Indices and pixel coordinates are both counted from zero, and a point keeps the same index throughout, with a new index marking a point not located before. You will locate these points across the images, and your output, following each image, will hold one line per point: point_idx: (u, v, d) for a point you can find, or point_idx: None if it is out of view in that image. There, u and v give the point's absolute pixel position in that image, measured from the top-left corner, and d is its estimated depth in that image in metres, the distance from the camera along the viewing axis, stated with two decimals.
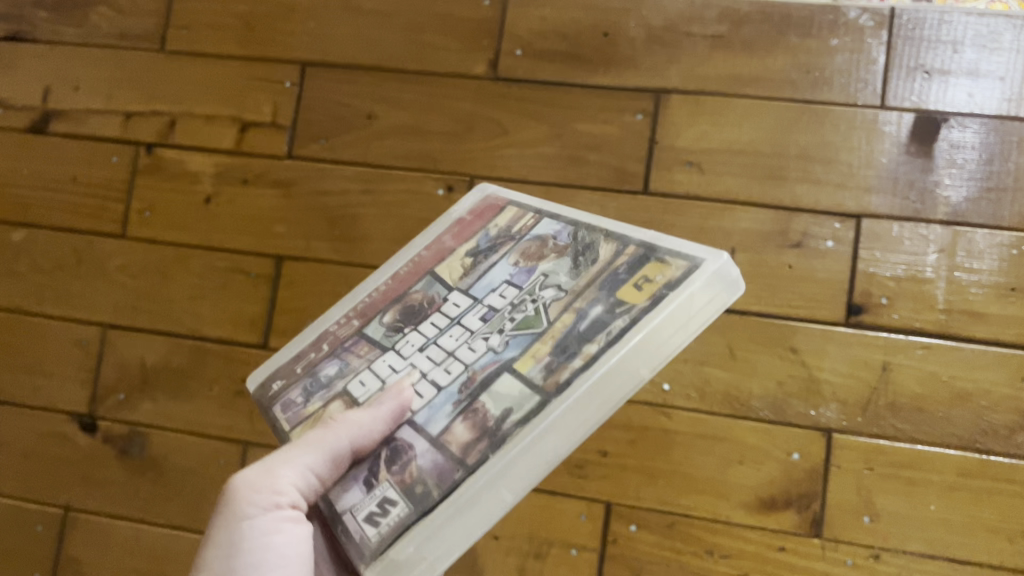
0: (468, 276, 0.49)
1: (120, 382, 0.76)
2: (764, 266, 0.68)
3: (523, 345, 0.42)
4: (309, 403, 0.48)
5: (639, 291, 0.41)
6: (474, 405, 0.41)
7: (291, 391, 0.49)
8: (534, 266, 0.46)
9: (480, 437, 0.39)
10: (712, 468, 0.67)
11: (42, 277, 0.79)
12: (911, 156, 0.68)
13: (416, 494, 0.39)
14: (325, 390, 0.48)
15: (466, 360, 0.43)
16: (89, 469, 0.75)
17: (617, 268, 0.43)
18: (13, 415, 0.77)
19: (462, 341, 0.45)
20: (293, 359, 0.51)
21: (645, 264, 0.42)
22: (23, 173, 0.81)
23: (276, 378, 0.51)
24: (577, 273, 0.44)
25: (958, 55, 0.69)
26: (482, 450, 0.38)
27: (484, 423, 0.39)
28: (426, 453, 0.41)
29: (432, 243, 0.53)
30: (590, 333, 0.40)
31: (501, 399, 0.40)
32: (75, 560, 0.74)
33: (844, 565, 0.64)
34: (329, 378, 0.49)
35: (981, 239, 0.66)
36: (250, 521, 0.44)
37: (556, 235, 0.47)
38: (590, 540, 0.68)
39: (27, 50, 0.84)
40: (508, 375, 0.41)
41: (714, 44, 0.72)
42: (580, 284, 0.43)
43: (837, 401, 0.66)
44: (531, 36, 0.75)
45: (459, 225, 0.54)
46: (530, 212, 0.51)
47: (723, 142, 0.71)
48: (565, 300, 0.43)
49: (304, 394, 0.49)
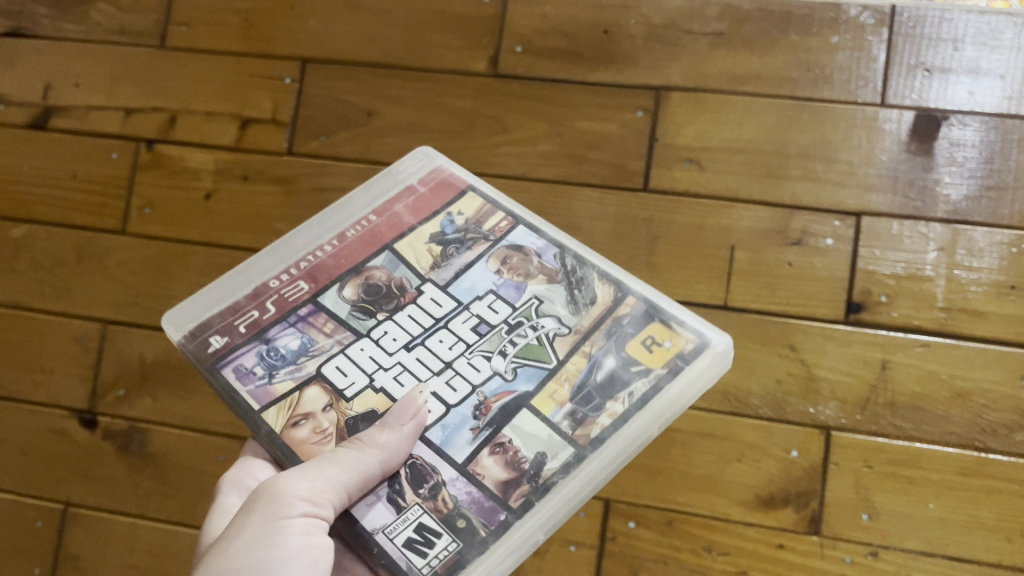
0: (440, 268, 0.49)
1: (120, 378, 0.76)
2: (763, 265, 0.68)
3: (536, 380, 0.44)
4: (274, 377, 0.45)
5: (650, 354, 0.44)
6: (500, 439, 0.42)
7: (244, 358, 0.45)
8: (522, 283, 0.48)
9: (520, 478, 0.41)
10: (711, 466, 0.67)
11: (42, 273, 0.79)
12: (911, 154, 0.68)
13: (461, 527, 0.39)
14: (292, 368, 0.45)
15: (471, 379, 0.44)
16: (89, 465, 0.76)
17: (620, 317, 0.46)
18: (12, 411, 0.78)
19: (460, 352, 0.45)
20: (231, 313, 0.47)
21: (649, 324, 0.45)
22: (23, 169, 0.81)
23: (211, 331, 0.47)
24: (577, 311, 0.47)
25: (959, 53, 0.69)
26: (526, 494, 0.40)
27: (518, 463, 0.41)
28: (457, 482, 0.41)
29: (381, 209, 0.52)
30: (607, 389, 0.43)
31: (532, 440, 0.42)
32: (75, 555, 0.75)
33: (842, 563, 0.64)
34: (291, 352, 0.46)
35: (981, 237, 0.66)
36: (288, 521, 0.40)
37: (541, 252, 0.49)
38: (588, 537, 0.68)
39: (27, 46, 0.84)
40: (529, 413, 0.43)
41: (714, 41, 0.72)
42: (584, 324, 0.46)
43: (836, 399, 0.66)
44: (532, 34, 0.75)
45: (414, 196, 0.53)
46: (502, 212, 0.52)
47: (723, 140, 0.71)
48: (570, 339, 0.45)
49: (261, 364, 0.45)
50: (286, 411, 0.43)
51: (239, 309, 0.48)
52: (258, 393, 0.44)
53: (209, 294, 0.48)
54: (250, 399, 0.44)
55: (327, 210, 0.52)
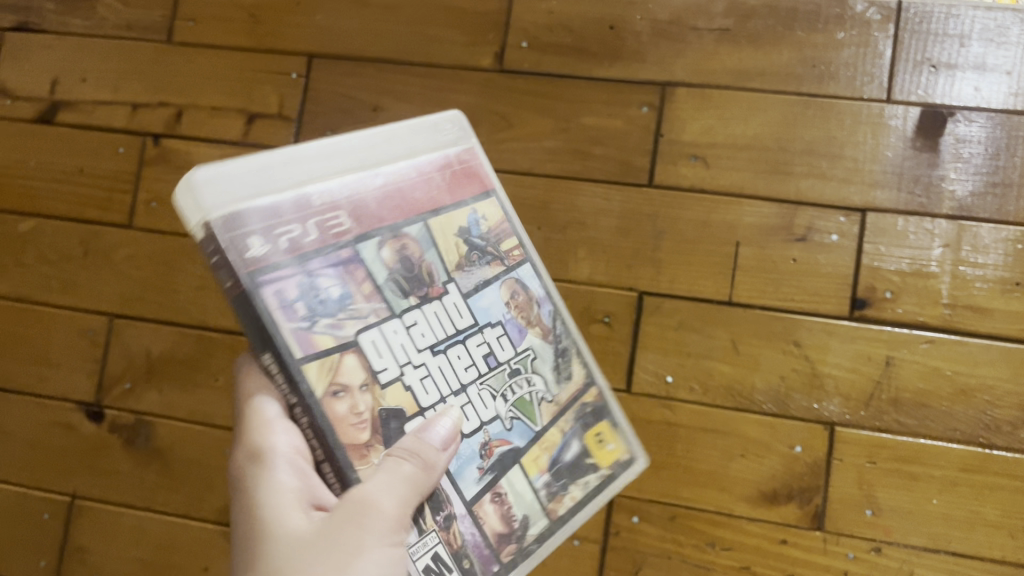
0: (464, 273, 0.48)
1: (127, 372, 0.76)
2: (768, 260, 0.68)
3: (526, 438, 0.47)
4: (315, 325, 0.39)
5: (599, 450, 0.51)
6: (498, 488, 0.45)
7: (287, 284, 0.39)
8: (525, 327, 0.49)
9: (510, 536, 0.45)
10: (714, 462, 0.67)
11: (49, 267, 0.79)
12: (916, 151, 0.68)
13: (465, 567, 0.42)
14: (333, 320, 0.40)
15: (480, 414, 0.46)
16: (96, 458, 0.76)
17: (586, 403, 0.51)
18: (19, 404, 0.78)
19: (473, 379, 0.46)
20: (271, 219, 0.39)
21: (603, 421, 0.52)
22: (30, 164, 0.82)
23: (250, 230, 0.38)
24: (559, 380, 0.50)
25: (965, 49, 0.69)
26: (513, 552, 0.45)
27: (510, 519, 0.45)
28: (465, 520, 0.43)
29: (423, 164, 0.47)
30: (575, 471, 0.49)
31: (520, 499, 0.46)
32: (83, 548, 0.75)
33: (845, 559, 0.65)
34: (332, 301, 0.41)
35: (987, 234, 0.66)
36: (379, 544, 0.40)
37: (540, 302, 0.51)
38: (591, 532, 0.68)
39: (35, 41, 0.84)
40: (519, 470, 0.46)
41: (720, 37, 0.72)
42: (563, 397, 0.50)
43: (840, 395, 0.66)
44: (537, 29, 0.75)
45: (451, 170, 0.49)
46: (515, 238, 0.51)
47: (728, 136, 0.71)
48: (553, 408, 0.49)
49: (303, 300, 0.39)
50: (327, 371, 0.39)
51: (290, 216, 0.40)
52: (300, 337, 0.38)
53: (239, 169, 0.39)
54: (292, 338, 0.38)
55: (383, 133, 0.46)
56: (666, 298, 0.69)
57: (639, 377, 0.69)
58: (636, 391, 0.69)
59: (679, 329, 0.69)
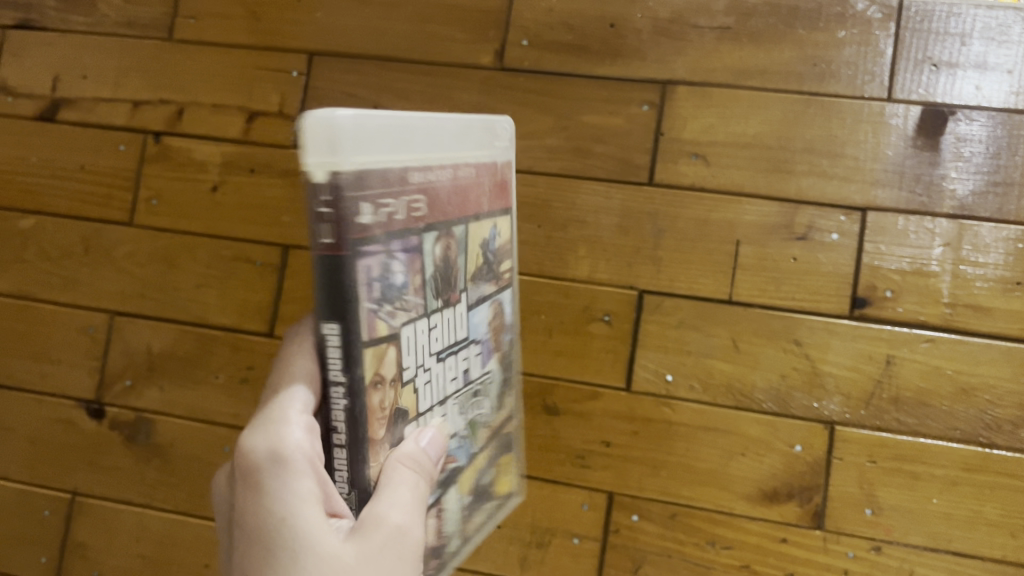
0: (474, 284, 0.46)
1: (128, 369, 0.76)
2: (769, 259, 0.68)
3: (466, 456, 0.48)
4: (381, 311, 0.35)
5: (501, 480, 0.55)
6: (441, 503, 0.46)
7: (376, 259, 0.34)
8: (490, 350, 0.51)
9: (436, 550, 0.46)
10: (714, 460, 0.67)
11: (50, 264, 0.79)
12: (917, 150, 0.68)
13: None
14: (392, 309, 0.36)
15: (449, 427, 0.45)
16: (96, 455, 0.76)
17: (503, 432, 0.55)
18: (20, 401, 0.78)
19: (452, 392, 0.45)
20: (382, 186, 0.34)
21: (507, 454, 0.56)
22: (32, 161, 0.82)
23: (368, 190, 0.33)
24: (495, 406, 0.52)
25: (966, 48, 0.69)
26: (433, 566, 0.46)
27: (441, 535, 0.46)
28: None
29: (480, 169, 0.46)
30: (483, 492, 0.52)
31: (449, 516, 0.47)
32: (84, 544, 0.76)
33: (844, 558, 0.65)
34: (397, 287, 0.36)
35: (988, 233, 0.66)
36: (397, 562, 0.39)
37: (506, 327, 0.53)
38: (591, 530, 0.69)
39: (36, 38, 0.84)
40: (456, 487, 0.47)
41: (721, 36, 0.72)
42: (493, 421, 0.52)
43: (840, 394, 0.66)
44: (538, 27, 0.75)
45: (495, 185, 0.48)
46: (511, 260, 0.52)
47: (729, 134, 0.71)
48: (487, 431, 0.51)
49: (381, 282, 0.34)
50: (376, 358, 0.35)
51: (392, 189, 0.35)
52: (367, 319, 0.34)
53: (374, 122, 0.33)
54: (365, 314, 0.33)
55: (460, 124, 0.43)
56: (666, 296, 0.69)
57: (638, 376, 0.69)
58: (636, 390, 0.69)
59: (679, 328, 0.69)
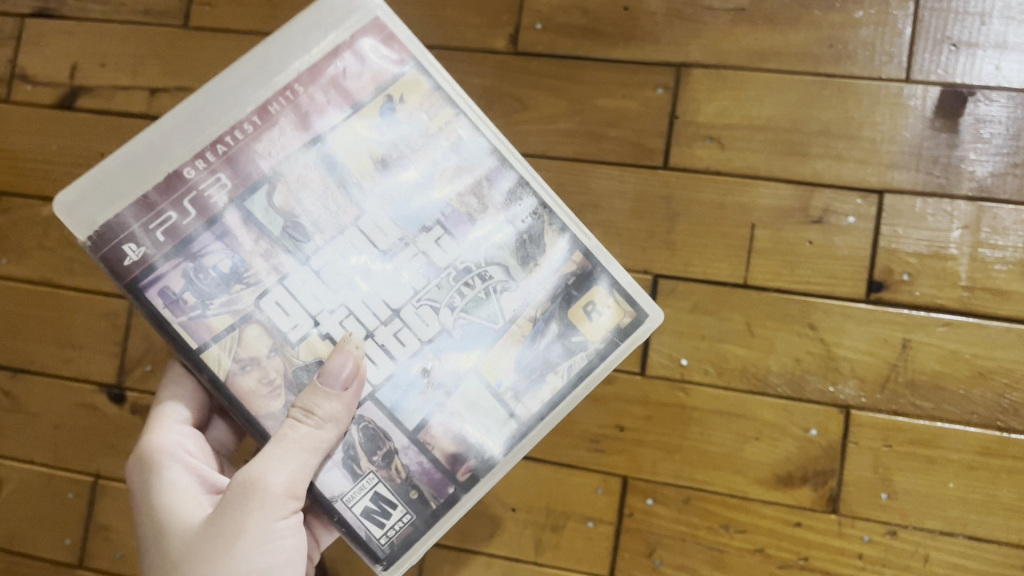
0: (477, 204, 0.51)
1: (147, 354, 0.78)
2: (784, 242, 0.68)
3: (484, 340, 0.51)
4: (210, 308, 0.48)
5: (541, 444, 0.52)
6: (450, 408, 0.50)
7: (206, 258, 0.48)
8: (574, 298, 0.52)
9: (465, 453, 0.50)
10: (728, 444, 0.67)
11: (70, 250, 0.80)
12: (935, 131, 0.67)
13: (412, 498, 0.49)
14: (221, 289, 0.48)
15: (421, 333, 0.50)
16: (118, 439, 0.77)
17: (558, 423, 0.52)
18: (44, 387, 0.79)
19: (437, 310, 0.50)
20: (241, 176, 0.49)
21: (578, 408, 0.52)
22: (51, 149, 0.83)
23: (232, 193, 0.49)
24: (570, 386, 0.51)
25: (986, 28, 0.67)
26: (470, 468, 0.50)
27: (463, 434, 0.50)
28: (408, 451, 0.49)
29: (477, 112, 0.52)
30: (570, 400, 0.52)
31: (479, 411, 0.50)
32: (106, 527, 0.77)
33: (860, 542, 0.65)
34: (221, 273, 0.48)
35: (1006, 215, 0.66)
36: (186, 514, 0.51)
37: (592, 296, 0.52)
38: (605, 513, 0.69)
39: (54, 27, 0.85)
40: (477, 378, 0.50)
41: (736, 18, 0.71)
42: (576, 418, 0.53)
43: (856, 378, 0.66)
44: (551, 10, 0.74)
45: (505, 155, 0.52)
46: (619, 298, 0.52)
47: (746, 118, 0.70)
48: (518, 295, 0.51)
49: (190, 287, 0.48)
50: (227, 352, 0.48)
51: (285, 146, 0.50)
52: (196, 329, 0.48)
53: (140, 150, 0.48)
54: (185, 334, 0.48)
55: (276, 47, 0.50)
56: (680, 280, 0.69)
57: (651, 361, 0.69)
58: (652, 373, 0.69)
59: (693, 312, 0.68)
